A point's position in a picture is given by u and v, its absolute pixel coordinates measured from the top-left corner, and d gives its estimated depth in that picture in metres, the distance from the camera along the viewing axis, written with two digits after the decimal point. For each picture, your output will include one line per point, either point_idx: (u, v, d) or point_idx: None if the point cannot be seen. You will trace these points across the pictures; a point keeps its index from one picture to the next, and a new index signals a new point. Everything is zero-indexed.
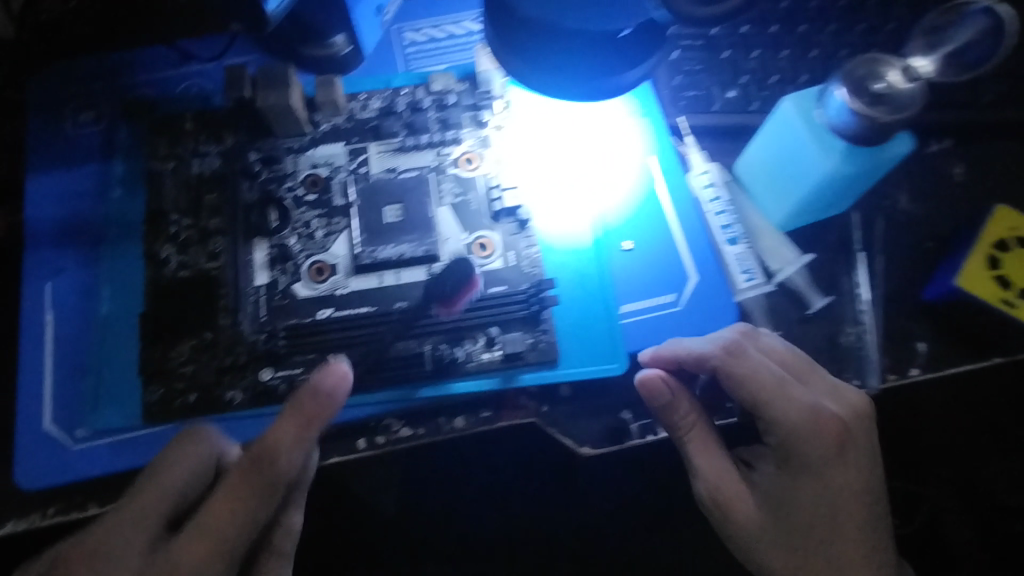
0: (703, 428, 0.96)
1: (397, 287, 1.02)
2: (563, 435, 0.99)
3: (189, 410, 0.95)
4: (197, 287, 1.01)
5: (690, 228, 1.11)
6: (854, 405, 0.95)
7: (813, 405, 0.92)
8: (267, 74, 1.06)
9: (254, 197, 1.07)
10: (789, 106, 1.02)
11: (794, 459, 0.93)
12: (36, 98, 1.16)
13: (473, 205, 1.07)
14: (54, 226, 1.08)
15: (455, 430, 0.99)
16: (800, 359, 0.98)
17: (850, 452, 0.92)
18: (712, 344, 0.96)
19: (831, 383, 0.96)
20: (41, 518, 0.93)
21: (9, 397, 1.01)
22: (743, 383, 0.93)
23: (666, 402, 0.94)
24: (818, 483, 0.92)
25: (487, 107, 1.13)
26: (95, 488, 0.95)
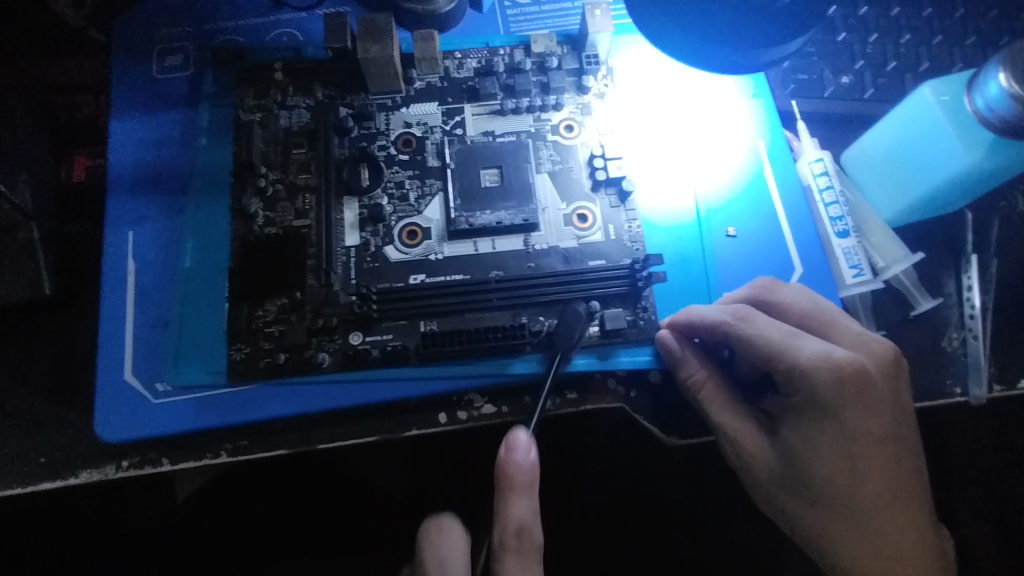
0: (716, 387, 0.87)
1: (492, 256, 0.97)
2: (650, 423, 0.94)
3: (277, 370, 0.92)
4: (285, 244, 0.96)
5: (798, 216, 1.06)
6: (879, 354, 0.82)
7: (827, 350, 0.79)
8: (368, 24, 0.99)
9: (346, 154, 1.01)
10: (926, 92, 1.00)
11: (809, 405, 0.80)
12: (122, 39, 1.11)
13: (574, 173, 1.02)
14: (135, 172, 1.03)
15: (541, 411, 0.94)
16: (818, 313, 0.87)
17: (869, 395, 0.78)
18: (721, 309, 0.86)
19: (854, 333, 0.85)
20: (115, 470, 0.91)
21: (90, 346, 0.98)
22: (754, 341, 0.82)
23: (677, 355, 0.88)
24: (834, 426, 0.78)
25: (591, 72, 1.07)
26: (172, 443, 0.92)
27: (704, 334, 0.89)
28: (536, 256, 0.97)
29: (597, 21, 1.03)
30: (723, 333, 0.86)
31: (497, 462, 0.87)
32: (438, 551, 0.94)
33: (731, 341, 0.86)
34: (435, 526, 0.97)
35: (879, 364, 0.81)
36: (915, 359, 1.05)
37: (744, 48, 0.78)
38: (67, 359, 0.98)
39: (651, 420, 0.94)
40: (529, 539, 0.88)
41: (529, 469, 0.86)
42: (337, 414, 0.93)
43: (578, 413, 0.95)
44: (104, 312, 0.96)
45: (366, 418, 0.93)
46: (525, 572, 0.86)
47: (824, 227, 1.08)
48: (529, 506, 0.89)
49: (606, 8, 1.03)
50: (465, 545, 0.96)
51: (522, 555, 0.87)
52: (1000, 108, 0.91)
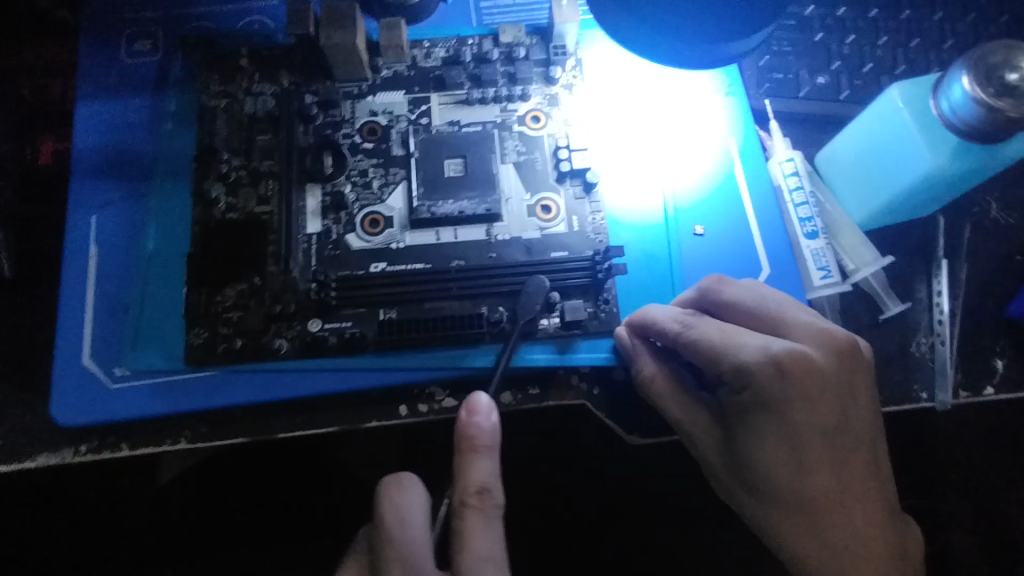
0: (668, 380, 0.86)
1: (454, 246, 0.96)
2: (611, 421, 0.93)
3: (234, 356, 0.91)
4: (247, 229, 0.95)
5: (768, 215, 1.06)
6: (830, 344, 0.79)
7: (768, 345, 0.77)
8: (334, 11, 0.98)
9: (310, 141, 1.01)
10: (896, 93, 0.98)
11: (754, 402, 0.77)
12: (91, 22, 1.10)
13: (539, 165, 1.01)
14: (99, 156, 1.02)
15: (502, 405, 0.94)
16: (767, 310, 0.85)
17: (813, 386, 0.75)
18: (669, 316, 0.87)
19: (805, 324, 0.82)
20: (72, 455, 0.90)
21: (49, 330, 0.97)
22: (698, 344, 0.82)
23: (630, 349, 0.90)
24: (780, 421, 0.75)
25: (560, 64, 1.06)
26: (129, 429, 0.91)
27: (657, 336, 0.89)
28: (498, 246, 0.96)
29: (564, 11, 1.03)
30: (671, 339, 0.86)
31: (458, 425, 0.86)
32: (398, 505, 0.90)
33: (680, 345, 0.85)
34: (395, 481, 0.93)
35: (829, 354, 0.79)
36: (883, 363, 1.04)
37: (698, 45, 0.78)
38: (26, 342, 0.97)
39: (614, 419, 0.94)
40: (491, 499, 0.86)
41: (491, 432, 0.86)
42: (296, 404, 0.92)
43: (541, 409, 0.95)
44: (63, 293, 0.95)
45: (323, 406, 0.92)
46: (487, 530, 0.85)
47: (794, 229, 1.07)
48: (491, 467, 0.87)
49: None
50: (423, 496, 0.93)
51: (484, 513, 0.85)
52: (964, 113, 0.90)
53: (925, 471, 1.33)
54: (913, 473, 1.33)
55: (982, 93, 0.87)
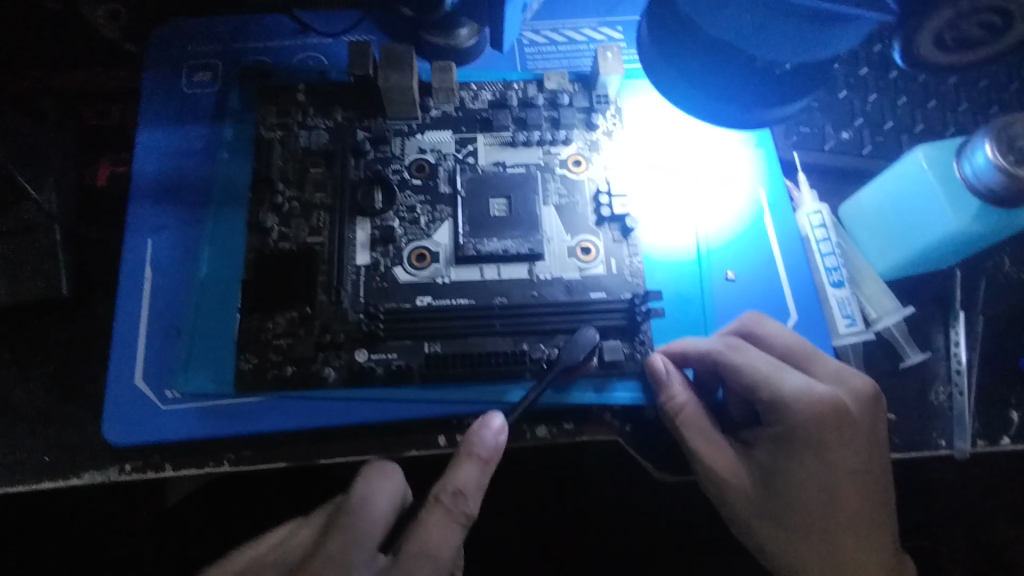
0: (696, 413, 0.90)
1: (497, 283, 1.00)
2: (641, 457, 0.96)
3: (284, 382, 0.94)
4: (301, 259, 0.99)
5: (795, 263, 1.10)
6: (860, 390, 0.88)
7: (812, 386, 0.86)
8: (391, 53, 1.04)
9: (362, 176, 1.06)
10: (920, 154, 1.04)
11: (789, 438, 0.86)
12: (153, 54, 1.16)
13: (579, 208, 1.06)
14: (157, 182, 1.06)
15: (538, 439, 0.97)
16: (803, 349, 0.93)
17: (850, 434, 0.84)
18: (714, 339, 0.94)
19: (835, 366, 0.91)
20: (116, 473, 0.92)
21: (99, 349, 1.00)
22: (741, 371, 0.89)
23: (661, 377, 0.92)
24: (816, 459, 0.84)
25: (601, 112, 1.12)
26: (175, 450, 0.93)
27: (693, 361, 0.95)
28: (540, 285, 1.00)
29: (608, 63, 1.08)
30: (712, 361, 0.93)
31: (468, 430, 0.87)
32: (369, 489, 0.86)
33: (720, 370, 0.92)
34: (375, 467, 0.89)
35: (858, 399, 0.87)
36: (902, 410, 1.09)
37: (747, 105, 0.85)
38: (77, 360, 0.99)
39: (643, 455, 0.96)
40: (462, 506, 0.85)
41: (492, 449, 0.86)
42: (334, 431, 0.94)
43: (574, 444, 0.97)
44: (120, 314, 0.98)
45: (370, 437, 0.95)
46: (446, 534, 0.84)
47: (820, 277, 1.11)
48: (477, 478, 0.86)
49: (617, 51, 1.09)
50: (398, 491, 0.88)
51: (450, 515, 0.85)
52: (985, 177, 0.96)
53: (952, 514, 1.32)
54: (942, 517, 1.32)
55: (1003, 160, 0.93)
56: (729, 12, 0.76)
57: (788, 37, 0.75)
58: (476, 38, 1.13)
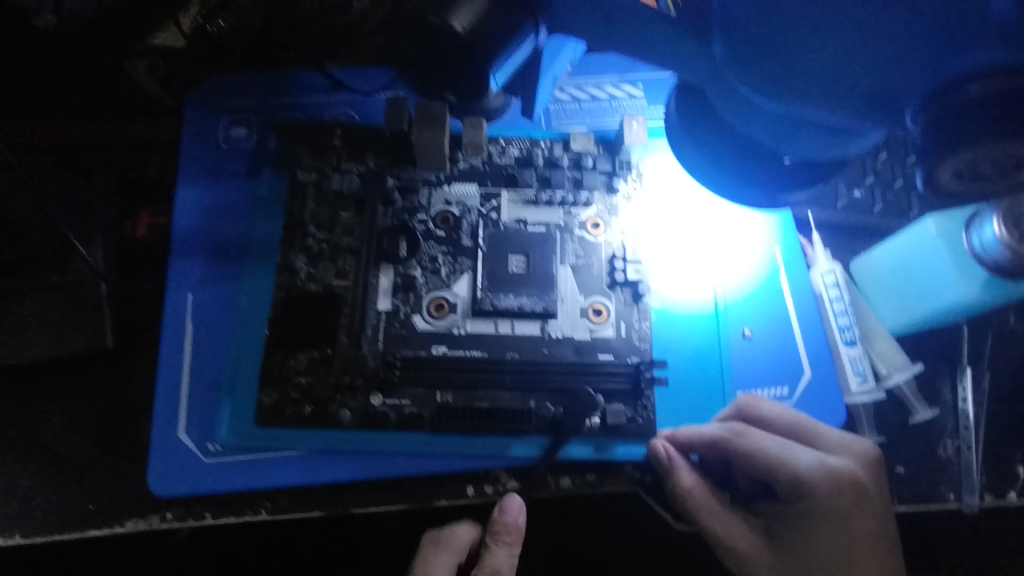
0: (705, 494, 1.02)
1: (510, 337, 1.09)
2: (661, 508, 1.08)
3: (303, 420, 1.04)
4: (325, 302, 1.09)
5: (808, 322, 1.17)
6: (863, 453, 1.03)
7: (824, 461, 1.01)
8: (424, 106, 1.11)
9: (390, 224, 1.15)
10: (931, 224, 1.10)
11: (808, 510, 1.00)
12: (194, 109, 1.26)
13: (595, 269, 1.14)
14: (200, 238, 1.17)
15: (562, 488, 1.06)
16: (802, 422, 1.06)
17: (864, 502, 0.99)
18: (718, 427, 1.04)
19: (837, 436, 1.05)
20: (159, 520, 1.05)
21: (148, 395, 1.14)
22: (756, 457, 1.01)
23: (666, 463, 1.02)
24: (842, 530, 0.99)
25: (622, 175, 1.20)
26: (213, 500, 1.05)
27: (700, 448, 1.05)
28: (551, 343, 1.09)
29: (633, 132, 1.16)
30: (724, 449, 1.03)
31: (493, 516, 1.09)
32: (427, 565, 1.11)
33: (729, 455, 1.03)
34: (432, 540, 1.15)
35: (863, 463, 1.02)
36: (910, 462, 1.12)
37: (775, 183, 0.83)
38: (130, 403, 1.14)
39: (663, 507, 1.07)
40: None
41: (513, 528, 1.09)
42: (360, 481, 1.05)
43: (596, 493, 1.07)
44: (161, 364, 1.09)
45: (400, 486, 1.05)
46: None
47: (833, 335, 1.17)
48: (506, 557, 1.11)
49: (642, 120, 1.16)
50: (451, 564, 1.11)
51: None
52: (992, 253, 1.03)
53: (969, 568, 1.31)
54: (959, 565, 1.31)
55: (1010, 239, 1.00)
56: (753, 115, 0.73)
57: (816, 138, 0.71)
58: (502, 101, 1.17)
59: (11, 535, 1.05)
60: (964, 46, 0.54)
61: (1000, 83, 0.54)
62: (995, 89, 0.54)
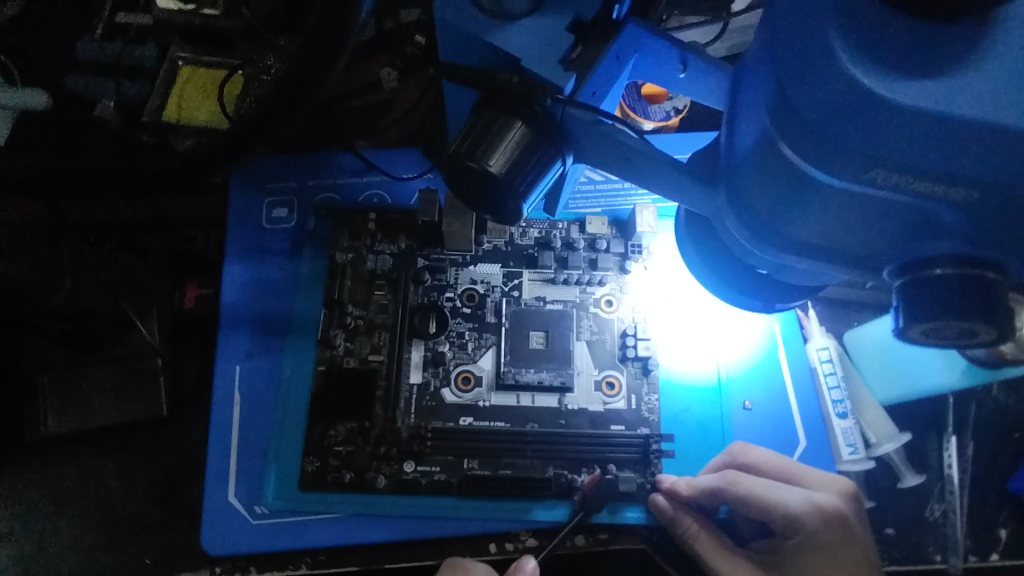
0: (709, 538, 1.10)
1: (531, 409, 1.19)
2: (666, 563, 1.17)
3: (344, 486, 1.16)
4: (363, 377, 1.21)
5: (804, 394, 1.28)
6: (841, 489, 1.13)
7: (811, 498, 1.09)
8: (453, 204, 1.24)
9: (420, 301, 1.26)
10: None
11: (801, 543, 1.08)
12: (238, 190, 1.38)
13: (608, 344, 1.24)
14: (248, 313, 1.30)
15: (575, 545, 1.18)
16: (784, 462, 1.16)
17: (848, 532, 1.08)
18: (713, 477, 1.11)
19: (819, 475, 1.14)
20: (208, 573, 1.18)
21: (200, 457, 1.27)
22: (753, 502, 1.08)
23: (668, 514, 1.11)
24: (831, 563, 1.07)
25: (634, 256, 1.30)
26: (260, 556, 1.18)
27: (700, 499, 1.11)
28: (567, 414, 1.19)
29: (645, 218, 1.28)
30: (723, 499, 1.10)
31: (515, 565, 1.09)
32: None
33: (728, 503, 1.10)
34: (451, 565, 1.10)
35: (845, 498, 1.12)
36: (900, 525, 1.23)
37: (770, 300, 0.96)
38: (184, 464, 1.26)
39: (665, 558, 1.18)
40: None
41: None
42: (397, 541, 1.17)
43: (607, 550, 1.18)
44: (213, 431, 1.22)
45: (433, 544, 1.17)
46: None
47: (827, 407, 1.26)
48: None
49: (652, 208, 1.29)
50: None
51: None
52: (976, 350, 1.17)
53: None
54: None
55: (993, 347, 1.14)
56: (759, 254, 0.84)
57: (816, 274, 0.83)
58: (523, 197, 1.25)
59: None
60: (930, 241, 0.67)
61: (960, 270, 0.68)
62: (957, 274, 0.68)
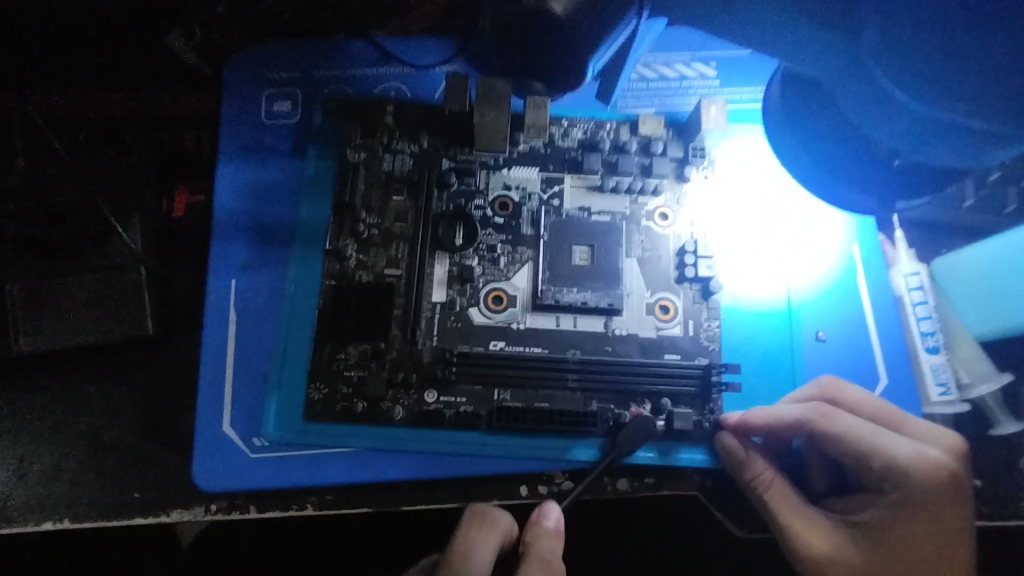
0: (783, 485, 0.94)
1: (573, 334, 1.03)
2: (720, 512, 1.01)
3: (355, 416, 1.01)
4: (378, 294, 1.04)
5: (887, 328, 1.09)
6: (948, 442, 1.01)
7: (923, 450, 0.96)
8: (485, 88, 1.05)
9: (445, 209, 1.09)
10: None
11: (905, 501, 0.94)
12: (231, 80, 1.18)
13: (662, 263, 1.06)
14: (244, 220, 1.13)
15: (618, 492, 1.01)
16: (888, 407, 1.02)
17: (959, 493, 0.96)
18: (800, 407, 0.98)
19: (926, 427, 1.01)
20: (204, 512, 1.04)
21: (191, 383, 1.12)
22: (846, 436, 0.95)
23: (741, 456, 0.96)
24: (931, 521, 0.95)
25: (695, 163, 1.11)
26: (260, 494, 1.03)
27: (778, 431, 0.98)
28: (614, 341, 1.03)
29: (711, 116, 1.07)
30: (808, 431, 0.97)
31: (535, 516, 0.94)
32: (468, 540, 0.90)
33: (810, 436, 0.97)
34: (476, 515, 0.93)
35: (954, 456, 1.00)
36: (988, 476, 1.05)
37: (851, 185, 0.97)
38: (172, 390, 1.12)
39: (723, 510, 1.01)
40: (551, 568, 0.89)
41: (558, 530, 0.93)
42: (413, 481, 1.02)
43: (653, 497, 1.02)
44: (205, 353, 1.07)
45: (457, 484, 1.02)
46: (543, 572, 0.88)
47: (915, 341, 1.09)
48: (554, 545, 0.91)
49: (722, 105, 1.07)
50: (496, 540, 0.90)
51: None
52: None
53: None
54: None
55: None
56: (899, 119, 0.78)
57: (959, 145, 0.78)
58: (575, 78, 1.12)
59: (61, 519, 1.04)
60: None
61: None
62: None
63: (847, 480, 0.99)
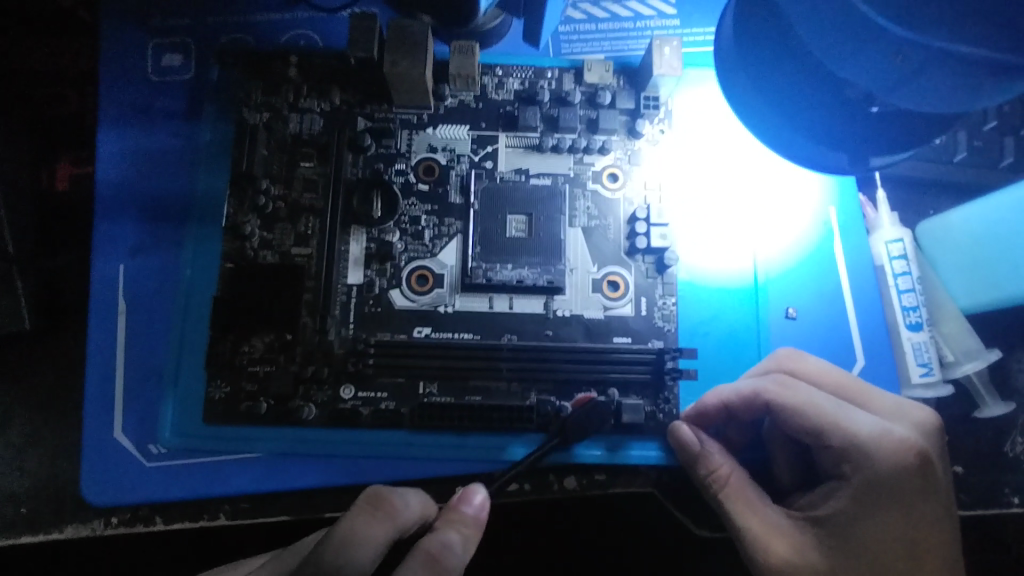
0: (740, 481, 0.83)
1: (508, 316, 0.90)
2: (677, 510, 0.91)
3: (258, 418, 0.88)
4: (282, 275, 0.90)
5: (865, 303, 0.97)
6: (923, 421, 0.85)
7: (885, 426, 0.81)
8: (400, 32, 0.89)
9: (360, 175, 0.94)
10: None
11: (868, 488, 0.79)
12: (110, 29, 1.01)
13: (611, 233, 0.93)
14: (129, 192, 0.97)
15: (566, 491, 0.90)
16: (850, 381, 0.88)
17: (932, 476, 0.80)
18: (756, 381, 0.86)
19: (894, 402, 0.86)
20: (103, 526, 0.90)
21: (79, 379, 0.98)
22: (805, 413, 0.82)
23: (693, 446, 0.84)
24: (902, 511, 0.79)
25: (649, 116, 0.96)
26: (164, 505, 0.91)
27: (738, 413, 0.87)
28: (556, 323, 0.90)
29: (664, 60, 0.92)
30: (767, 409, 0.85)
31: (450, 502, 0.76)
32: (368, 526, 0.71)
33: (771, 414, 0.85)
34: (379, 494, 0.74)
35: (926, 433, 0.84)
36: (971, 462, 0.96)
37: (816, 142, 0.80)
38: (59, 390, 0.98)
39: (681, 509, 0.92)
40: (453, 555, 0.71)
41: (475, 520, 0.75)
42: (332, 488, 0.90)
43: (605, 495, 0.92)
44: (89, 348, 0.92)
45: None
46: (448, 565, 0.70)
47: (895, 317, 0.98)
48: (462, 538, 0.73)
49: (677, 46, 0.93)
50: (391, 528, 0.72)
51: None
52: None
53: None
54: None
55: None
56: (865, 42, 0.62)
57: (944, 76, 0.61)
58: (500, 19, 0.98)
59: None
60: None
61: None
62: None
63: (816, 471, 0.87)
